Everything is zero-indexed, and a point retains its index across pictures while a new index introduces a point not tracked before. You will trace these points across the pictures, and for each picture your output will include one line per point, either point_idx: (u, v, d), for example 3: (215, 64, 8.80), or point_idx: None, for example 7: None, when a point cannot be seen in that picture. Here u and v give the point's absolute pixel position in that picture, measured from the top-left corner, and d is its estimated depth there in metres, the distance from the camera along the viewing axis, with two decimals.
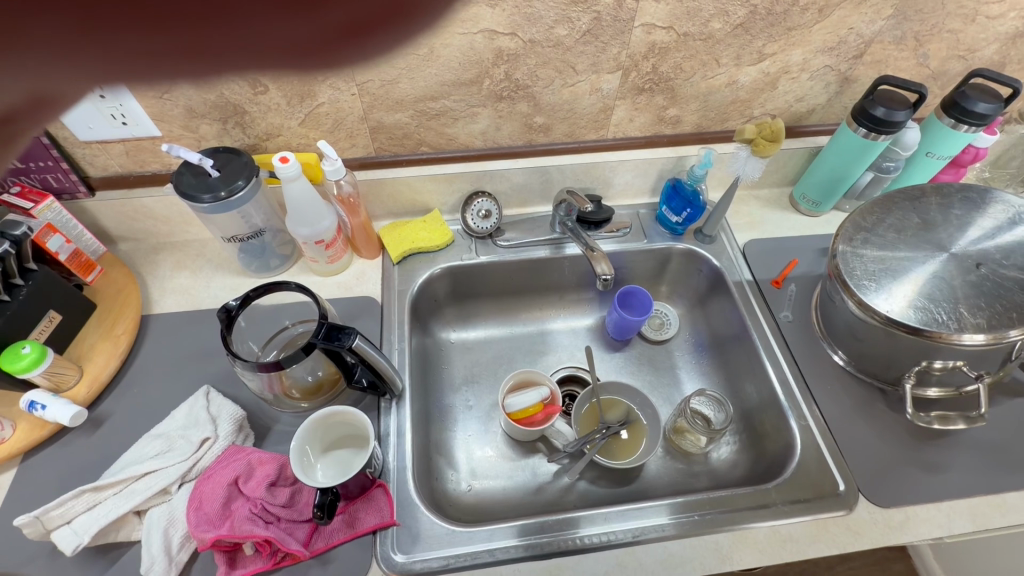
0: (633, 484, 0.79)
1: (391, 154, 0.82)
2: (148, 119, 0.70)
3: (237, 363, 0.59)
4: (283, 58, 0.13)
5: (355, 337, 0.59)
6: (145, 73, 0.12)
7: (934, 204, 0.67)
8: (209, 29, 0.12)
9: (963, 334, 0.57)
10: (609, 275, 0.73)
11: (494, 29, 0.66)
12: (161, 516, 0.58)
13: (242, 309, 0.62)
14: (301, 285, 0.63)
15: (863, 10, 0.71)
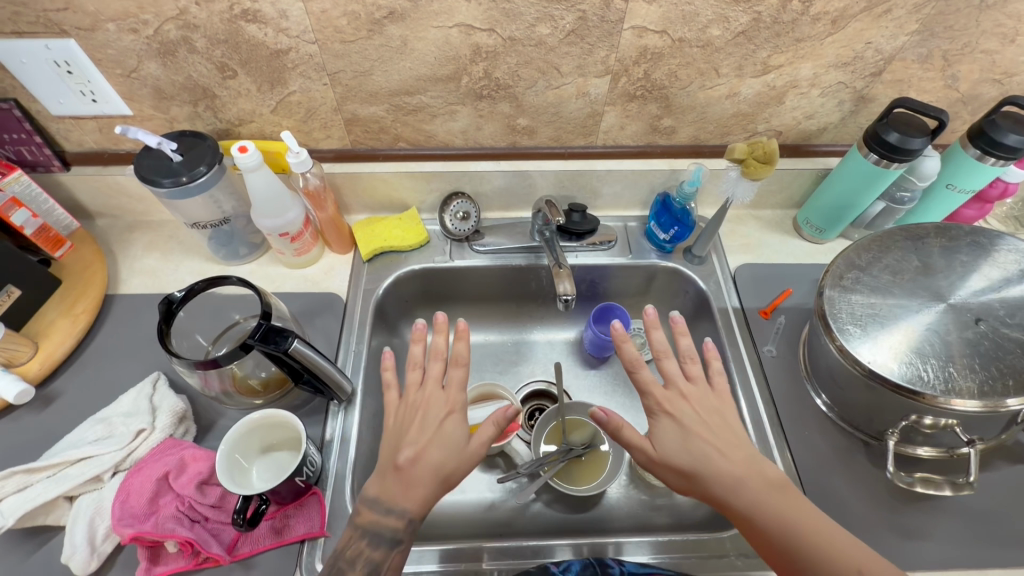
0: (590, 513, 0.74)
1: (367, 148, 0.79)
2: (117, 97, 0.69)
3: (174, 360, 0.57)
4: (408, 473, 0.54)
5: (294, 340, 0.57)
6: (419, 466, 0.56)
7: (937, 246, 0.62)
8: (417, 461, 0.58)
9: (952, 398, 0.51)
10: (570, 295, 0.69)
11: (471, 24, 0.62)
12: (90, 504, 0.57)
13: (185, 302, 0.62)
14: (245, 280, 0.63)
15: (882, 23, 0.64)
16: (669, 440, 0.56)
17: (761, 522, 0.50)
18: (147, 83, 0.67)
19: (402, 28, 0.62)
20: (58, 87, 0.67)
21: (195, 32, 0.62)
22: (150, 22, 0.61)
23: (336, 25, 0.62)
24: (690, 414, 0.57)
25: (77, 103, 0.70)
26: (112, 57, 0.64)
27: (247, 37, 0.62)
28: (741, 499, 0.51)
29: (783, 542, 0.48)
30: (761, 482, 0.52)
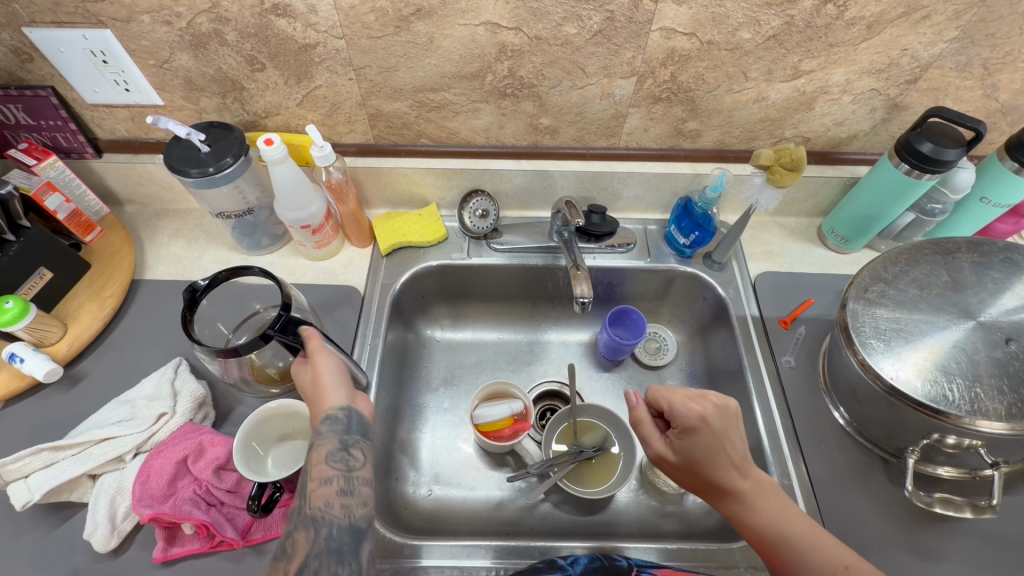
0: (599, 516, 0.74)
1: (390, 143, 0.79)
2: (149, 87, 0.71)
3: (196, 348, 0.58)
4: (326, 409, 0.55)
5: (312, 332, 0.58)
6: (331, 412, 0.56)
7: (968, 261, 0.60)
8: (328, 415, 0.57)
9: (977, 419, 0.50)
10: (587, 298, 0.68)
11: (497, 22, 0.62)
12: (111, 484, 0.59)
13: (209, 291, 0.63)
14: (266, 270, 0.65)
15: (920, 29, 0.62)
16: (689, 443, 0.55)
17: (774, 537, 0.51)
18: (179, 74, 0.69)
19: (428, 24, 0.62)
20: (94, 76, 0.69)
21: (226, 26, 0.63)
22: (184, 15, 0.62)
23: (363, 21, 0.62)
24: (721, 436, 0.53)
25: (112, 92, 0.71)
26: (146, 48, 0.66)
27: (277, 31, 0.63)
28: (754, 515, 0.52)
29: (795, 554, 0.50)
30: (770, 494, 0.53)
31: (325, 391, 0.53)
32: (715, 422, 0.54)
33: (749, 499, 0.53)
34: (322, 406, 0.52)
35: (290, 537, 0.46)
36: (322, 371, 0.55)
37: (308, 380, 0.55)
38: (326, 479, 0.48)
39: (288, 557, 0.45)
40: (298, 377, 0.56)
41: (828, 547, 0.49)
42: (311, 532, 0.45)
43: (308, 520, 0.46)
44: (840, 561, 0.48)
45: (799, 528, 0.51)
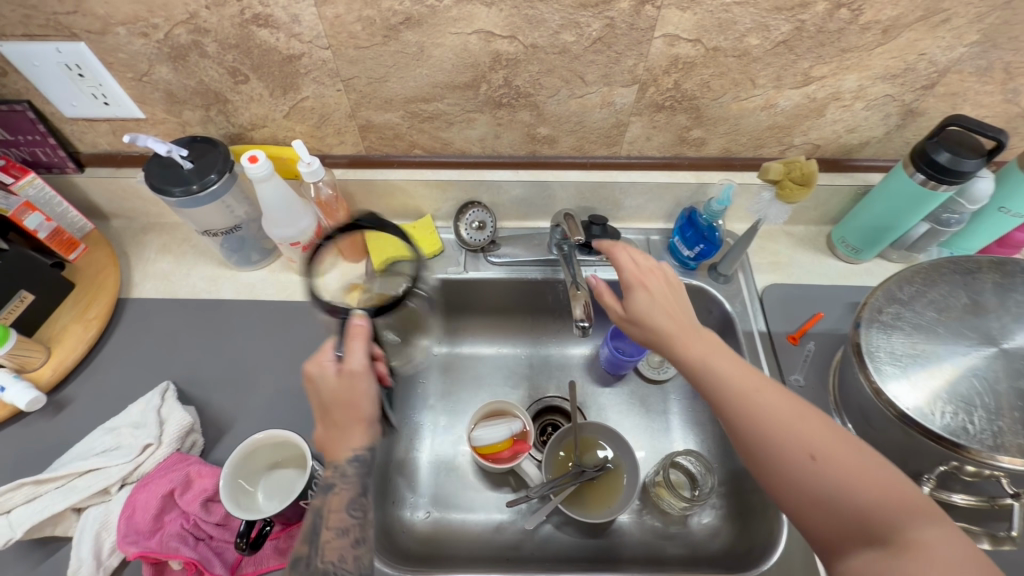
0: (600, 539, 0.72)
1: (382, 154, 0.76)
2: (129, 101, 0.68)
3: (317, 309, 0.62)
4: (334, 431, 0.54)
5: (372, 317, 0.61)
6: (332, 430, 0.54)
7: (990, 281, 0.57)
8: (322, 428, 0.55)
9: (1000, 455, 0.48)
10: (586, 321, 0.65)
11: (491, 31, 0.59)
12: (96, 518, 0.57)
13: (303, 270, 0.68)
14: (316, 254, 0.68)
15: (939, 33, 0.59)
16: (641, 307, 0.57)
17: (700, 370, 0.51)
18: (159, 87, 0.66)
19: (418, 34, 0.59)
20: (71, 90, 0.66)
21: (206, 37, 0.59)
22: (161, 26, 0.59)
23: (350, 31, 0.59)
24: (671, 324, 0.55)
25: (90, 106, 0.68)
26: (123, 60, 0.63)
27: (259, 42, 0.60)
28: (691, 353, 0.52)
29: (715, 390, 0.50)
30: (705, 340, 0.53)
31: (358, 421, 0.54)
32: (653, 286, 0.58)
33: (677, 338, 0.54)
34: (349, 440, 0.54)
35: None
36: (356, 394, 0.54)
37: (332, 395, 0.54)
38: (342, 530, 0.51)
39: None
40: (319, 383, 0.54)
41: (756, 392, 0.48)
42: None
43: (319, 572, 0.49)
44: (752, 384, 0.49)
45: (737, 381, 0.49)
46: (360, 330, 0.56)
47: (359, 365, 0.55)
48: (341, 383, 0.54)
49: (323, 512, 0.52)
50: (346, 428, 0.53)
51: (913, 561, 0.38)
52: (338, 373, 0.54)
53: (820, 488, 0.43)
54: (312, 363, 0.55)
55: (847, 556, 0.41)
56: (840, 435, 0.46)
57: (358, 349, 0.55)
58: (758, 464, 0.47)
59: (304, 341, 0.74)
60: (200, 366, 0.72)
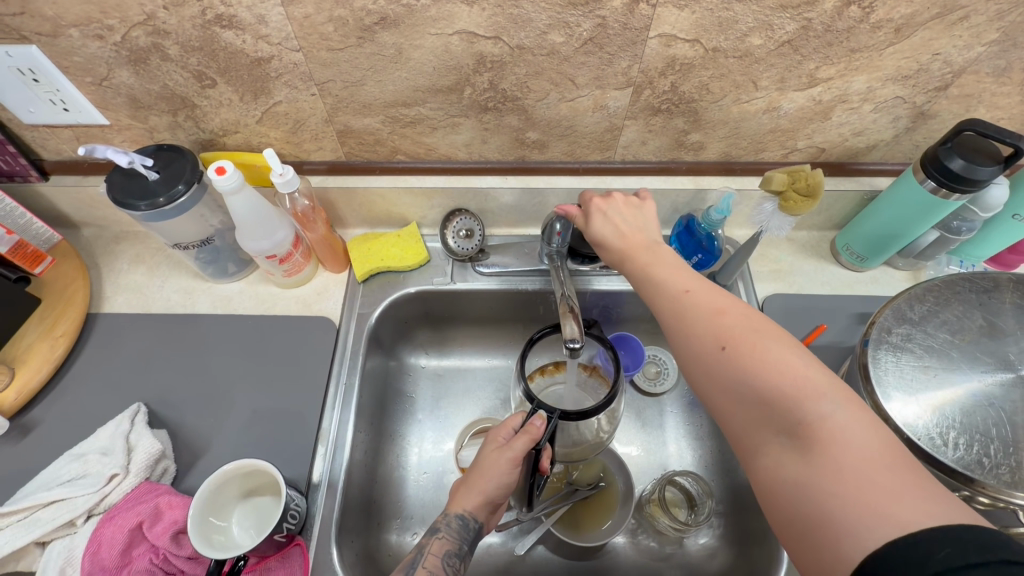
0: (593, 561, 0.70)
1: (363, 160, 0.72)
2: (90, 106, 0.63)
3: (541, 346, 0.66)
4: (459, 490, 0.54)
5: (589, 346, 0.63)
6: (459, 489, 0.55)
7: (1008, 301, 0.53)
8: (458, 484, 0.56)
9: (1015, 491, 0.45)
10: (577, 341, 0.59)
11: (473, 31, 0.55)
12: (60, 552, 0.54)
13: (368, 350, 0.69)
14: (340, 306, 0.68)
15: (955, 32, 0.55)
16: (598, 230, 0.57)
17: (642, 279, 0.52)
18: (121, 91, 0.61)
19: (395, 35, 0.55)
20: (27, 96, 0.62)
21: (166, 39, 0.55)
22: (117, 28, 0.54)
23: (321, 32, 0.55)
24: (627, 234, 0.55)
25: (49, 112, 0.64)
26: (79, 64, 0.58)
27: (224, 45, 0.56)
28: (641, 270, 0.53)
29: (654, 300, 0.51)
30: (650, 253, 0.53)
31: (478, 488, 0.53)
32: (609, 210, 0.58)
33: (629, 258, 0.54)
34: (463, 500, 0.53)
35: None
36: (494, 474, 0.53)
37: (482, 460, 0.55)
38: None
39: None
40: (484, 443, 0.56)
41: (689, 298, 0.48)
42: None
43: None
44: (684, 289, 0.49)
45: (672, 291, 0.50)
46: (535, 429, 0.54)
47: (515, 458, 0.53)
48: (493, 458, 0.54)
49: (424, 551, 0.50)
50: (472, 487, 0.53)
51: (820, 450, 0.37)
52: (499, 447, 0.55)
53: (737, 377, 0.43)
54: (493, 430, 0.57)
55: (762, 449, 0.41)
56: (764, 327, 0.45)
57: (520, 444, 0.53)
58: (683, 359, 0.47)
59: (283, 358, 0.71)
60: (173, 386, 0.68)
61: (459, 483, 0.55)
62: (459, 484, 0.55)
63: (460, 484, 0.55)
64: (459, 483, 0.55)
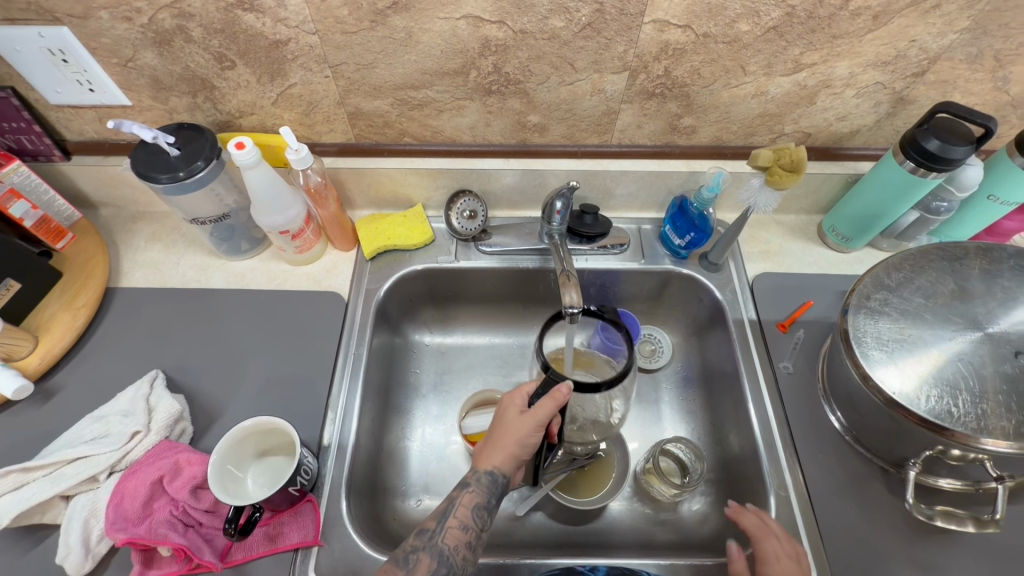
0: (591, 526, 0.72)
1: (372, 142, 0.76)
2: (114, 87, 0.67)
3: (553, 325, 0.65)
4: (484, 449, 0.57)
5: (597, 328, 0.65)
6: (483, 449, 0.58)
7: (976, 268, 0.58)
8: (481, 444, 0.59)
9: (983, 437, 0.48)
10: (576, 307, 0.63)
11: (479, 16, 0.58)
12: (85, 505, 0.57)
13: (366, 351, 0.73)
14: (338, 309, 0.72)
15: (929, 19, 0.59)
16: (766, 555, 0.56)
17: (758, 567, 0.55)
18: (145, 73, 0.65)
19: (406, 19, 0.59)
20: (55, 76, 0.65)
21: (191, 21, 0.59)
22: (144, 11, 0.58)
23: (336, 15, 0.58)
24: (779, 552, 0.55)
25: (74, 92, 0.68)
26: (107, 46, 0.62)
27: (245, 27, 0.59)
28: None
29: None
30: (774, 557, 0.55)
31: (501, 447, 0.56)
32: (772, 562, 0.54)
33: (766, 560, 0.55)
34: (489, 458, 0.56)
35: (415, 554, 0.50)
36: (520, 435, 0.56)
37: (506, 424, 0.58)
38: (464, 525, 0.53)
39: (408, 571, 0.49)
40: (506, 409, 0.58)
41: None
42: (433, 560, 0.50)
43: (435, 549, 0.51)
44: None
45: None
46: (560, 396, 0.56)
47: (541, 420, 0.56)
48: (518, 421, 0.57)
49: (455, 502, 0.54)
50: (498, 446, 0.56)
51: None
52: (521, 412, 0.58)
53: None
54: (509, 396, 0.60)
55: None
56: None
57: (546, 409, 0.56)
58: None
59: (293, 330, 0.74)
60: (189, 355, 0.71)
61: (482, 444, 0.58)
62: (482, 445, 0.58)
63: (483, 445, 0.58)
64: (483, 443, 0.58)
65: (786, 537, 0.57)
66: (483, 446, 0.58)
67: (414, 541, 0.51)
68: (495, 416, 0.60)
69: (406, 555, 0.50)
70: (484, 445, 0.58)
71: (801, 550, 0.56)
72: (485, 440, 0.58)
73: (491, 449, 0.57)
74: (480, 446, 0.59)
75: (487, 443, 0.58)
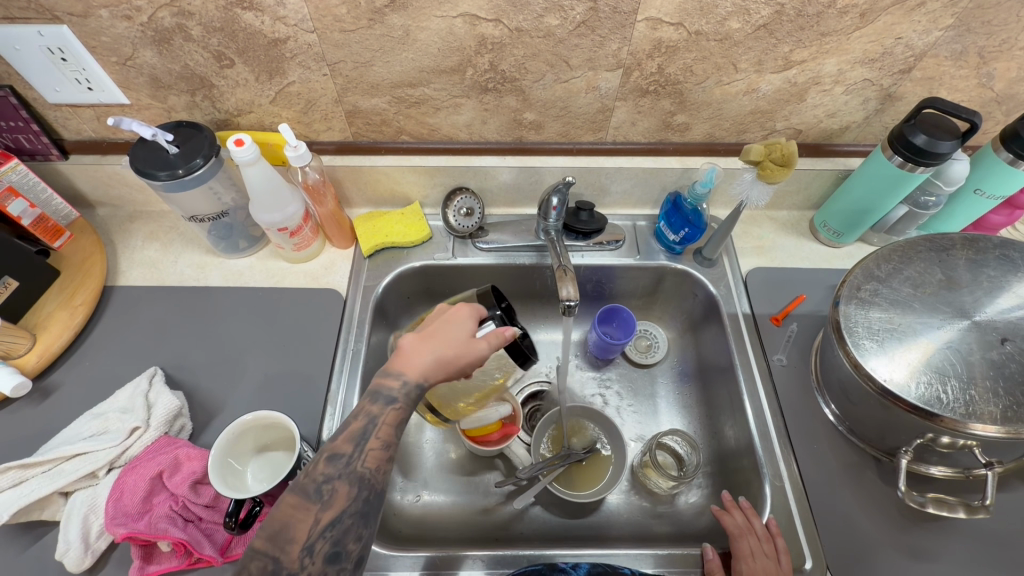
0: (589, 518, 0.73)
1: (369, 140, 0.77)
2: (112, 85, 0.67)
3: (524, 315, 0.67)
4: (403, 356, 0.52)
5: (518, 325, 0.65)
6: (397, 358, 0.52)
7: (962, 258, 0.60)
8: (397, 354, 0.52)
9: (972, 422, 0.49)
10: (573, 300, 0.65)
11: (476, 14, 0.59)
12: (84, 501, 0.57)
13: (365, 351, 0.73)
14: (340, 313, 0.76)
15: (915, 17, 0.60)
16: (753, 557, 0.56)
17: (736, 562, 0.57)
18: (144, 71, 0.65)
19: (404, 17, 0.59)
20: (54, 76, 0.66)
21: (190, 20, 0.59)
22: (144, 9, 0.58)
23: (335, 14, 0.59)
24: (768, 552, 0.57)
25: (73, 91, 0.68)
26: (106, 44, 0.62)
27: (244, 25, 0.60)
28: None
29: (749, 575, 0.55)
30: (760, 554, 0.56)
31: (426, 357, 0.51)
32: (749, 556, 0.56)
33: (744, 554, 0.57)
34: (409, 363, 0.51)
35: (330, 483, 0.45)
36: (461, 354, 0.52)
37: (452, 337, 0.53)
38: (386, 446, 0.48)
39: (322, 505, 0.44)
40: (458, 324, 0.54)
41: None
42: (353, 488, 0.46)
43: (353, 476, 0.46)
44: None
45: None
46: (505, 337, 0.55)
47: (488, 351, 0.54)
48: (468, 341, 0.53)
49: (377, 421, 0.48)
50: (431, 359, 0.51)
51: None
52: (471, 335, 0.54)
53: None
54: (467, 313, 0.56)
55: None
56: None
57: (493, 342, 0.54)
58: None
59: (292, 326, 0.74)
60: (187, 352, 0.72)
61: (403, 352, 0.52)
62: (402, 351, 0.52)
63: (404, 353, 0.52)
64: (403, 352, 0.52)
65: (768, 537, 0.58)
66: (401, 354, 0.52)
67: (327, 468, 0.46)
68: (432, 325, 0.55)
69: (319, 487, 0.45)
70: (405, 352, 0.52)
71: (782, 548, 0.57)
72: (408, 349, 0.52)
73: (418, 355, 0.51)
74: (401, 350, 0.52)
75: (410, 353, 0.52)
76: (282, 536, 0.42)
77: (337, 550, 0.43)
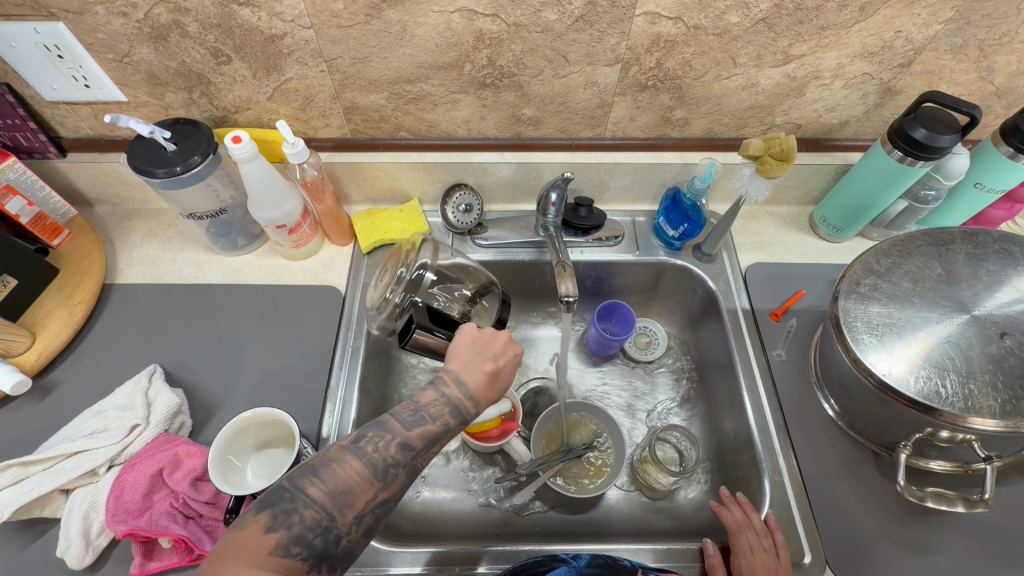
0: (590, 514, 0.73)
1: (367, 137, 0.76)
2: (109, 82, 0.67)
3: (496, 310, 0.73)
4: (469, 375, 0.51)
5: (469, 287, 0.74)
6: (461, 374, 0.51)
7: (962, 252, 0.60)
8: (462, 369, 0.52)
9: (971, 416, 0.49)
10: (571, 296, 0.65)
11: (473, 9, 0.59)
12: (85, 498, 0.57)
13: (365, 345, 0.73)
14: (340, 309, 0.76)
15: (915, 10, 0.60)
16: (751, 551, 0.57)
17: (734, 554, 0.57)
18: (140, 68, 0.65)
19: (401, 12, 0.59)
20: (50, 73, 0.65)
21: (186, 16, 0.59)
22: (140, 5, 0.58)
23: (331, 10, 0.59)
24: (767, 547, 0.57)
25: (70, 88, 0.68)
26: (103, 41, 0.62)
27: (240, 21, 0.60)
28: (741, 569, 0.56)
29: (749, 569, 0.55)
30: (759, 549, 0.57)
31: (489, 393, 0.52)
32: (748, 550, 0.57)
33: (741, 549, 0.57)
34: (479, 394, 0.51)
35: (396, 469, 0.45)
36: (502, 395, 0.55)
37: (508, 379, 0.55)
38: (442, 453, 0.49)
39: (384, 485, 0.44)
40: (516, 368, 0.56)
41: None
42: (408, 479, 0.46)
43: (414, 469, 0.46)
44: None
45: None
46: None
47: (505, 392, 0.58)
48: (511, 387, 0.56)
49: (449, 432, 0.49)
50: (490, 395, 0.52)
51: None
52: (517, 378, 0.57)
53: None
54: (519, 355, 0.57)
55: None
56: None
57: None
58: None
59: (291, 324, 0.74)
60: (187, 349, 0.72)
61: (470, 370, 0.52)
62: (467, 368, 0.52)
63: (468, 374, 0.51)
64: (469, 371, 0.52)
65: (766, 532, 0.58)
66: (465, 373, 0.51)
67: (397, 455, 0.45)
68: (497, 353, 0.54)
69: (386, 467, 0.45)
70: (470, 373, 0.52)
71: (780, 542, 0.57)
72: (471, 371, 0.52)
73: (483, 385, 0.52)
74: (470, 370, 0.52)
75: (475, 378, 0.52)
76: (342, 499, 0.42)
77: (374, 528, 0.44)
